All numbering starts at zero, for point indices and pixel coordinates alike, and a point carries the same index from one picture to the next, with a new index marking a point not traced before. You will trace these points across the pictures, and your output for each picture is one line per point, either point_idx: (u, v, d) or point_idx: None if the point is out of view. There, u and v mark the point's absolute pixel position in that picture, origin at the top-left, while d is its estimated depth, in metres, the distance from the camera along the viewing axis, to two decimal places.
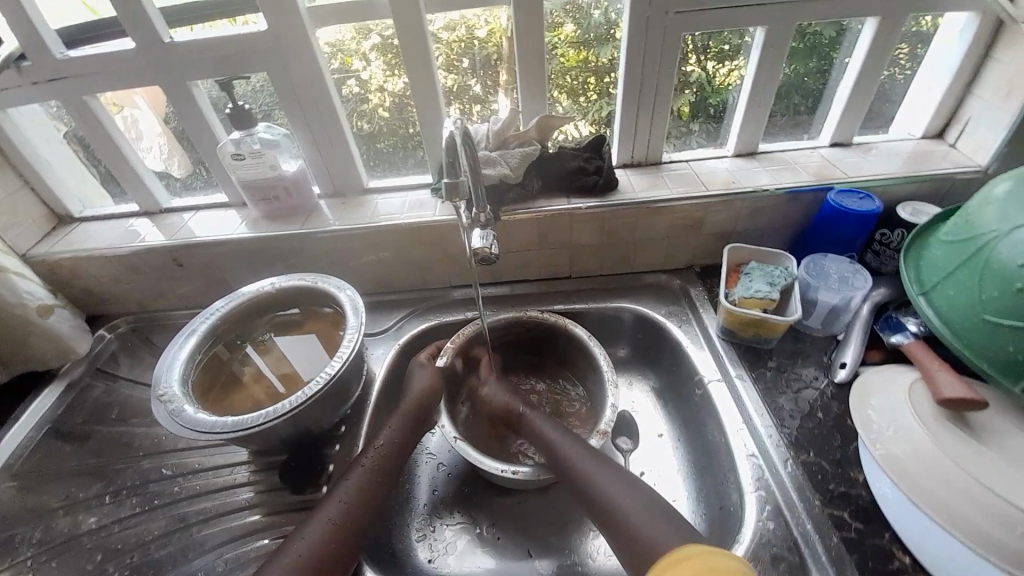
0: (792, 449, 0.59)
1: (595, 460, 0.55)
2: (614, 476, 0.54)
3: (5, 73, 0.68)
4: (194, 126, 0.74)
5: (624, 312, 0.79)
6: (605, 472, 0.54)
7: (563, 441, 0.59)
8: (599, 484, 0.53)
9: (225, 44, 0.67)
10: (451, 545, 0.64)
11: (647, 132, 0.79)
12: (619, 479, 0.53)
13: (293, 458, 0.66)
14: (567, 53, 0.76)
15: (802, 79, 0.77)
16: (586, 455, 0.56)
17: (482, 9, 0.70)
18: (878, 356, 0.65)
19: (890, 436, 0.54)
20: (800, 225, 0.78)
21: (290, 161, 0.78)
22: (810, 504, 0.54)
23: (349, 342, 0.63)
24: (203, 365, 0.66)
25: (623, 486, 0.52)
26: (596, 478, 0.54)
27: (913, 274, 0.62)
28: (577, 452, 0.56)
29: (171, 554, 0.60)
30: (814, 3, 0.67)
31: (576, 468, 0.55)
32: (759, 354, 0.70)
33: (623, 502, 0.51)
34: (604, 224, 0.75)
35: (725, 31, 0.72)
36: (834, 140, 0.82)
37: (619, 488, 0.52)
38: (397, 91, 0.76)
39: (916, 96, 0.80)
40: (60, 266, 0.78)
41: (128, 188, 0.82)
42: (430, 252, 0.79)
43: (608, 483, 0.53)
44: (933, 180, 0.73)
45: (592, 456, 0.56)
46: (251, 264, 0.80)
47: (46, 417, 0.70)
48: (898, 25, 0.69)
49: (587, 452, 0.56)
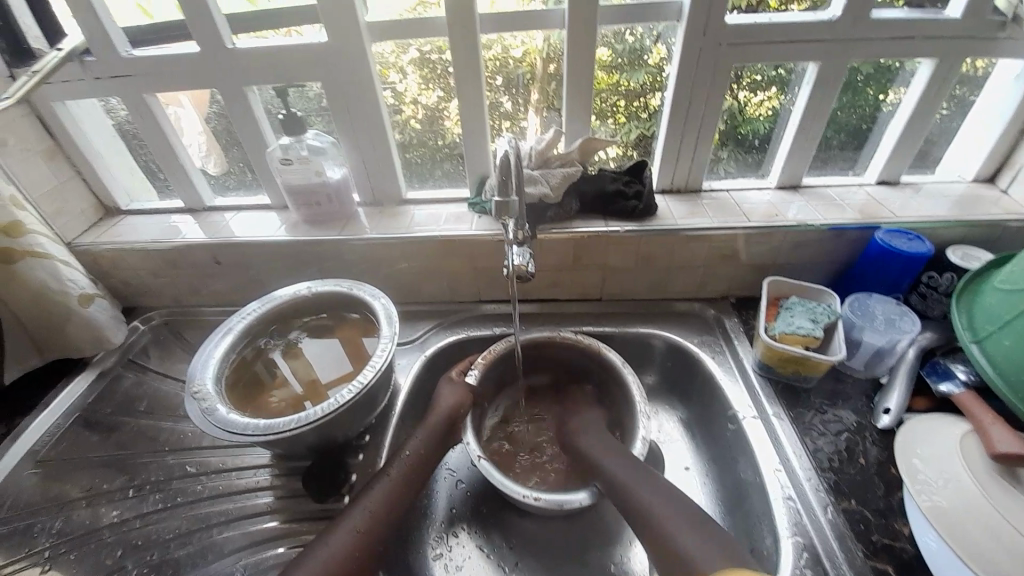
0: (833, 495, 0.56)
1: (639, 473, 0.55)
2: (660, 494, 0.53)
3: (70, 67, 0.71)
4: (247, 130, 0.76)
5: (655, 339, 0.78)
6: (648, 488, 0.53)
7: (605, 458, 0.58)
8: (643, 499, 0.52)
9: (280, 52, 0.69)
10: (466, 566, 0.62)
11: (688, 160, 0.79)
12: (662, 493, 0.53)
13: (315, 464, 0.65)
14: (598, 76, 0.74)
15: (834, 112, 0.75)
16: (628, 468, 0.56)
17: (520, 31, 0.71)
18: (925, 404, 0.62)
19: (939, 488, 0.51)
20: (844, 262, 0.76)
21: (334, 169, 0.79)
22: (853, 557, 0.51)
23: (381, 351, 0.62)
24: (235, 363, 0.67)
25: (668, 498, 0.52)
26: (643, 495, 0.53)
27: (965, 320, 0.60)
28: (621, 469, 0.56)
29: (191, 556, 0.59)
30: (868, 42, 0.67)
31: (621, 484, 0.54)
32: (798, 393, 0.67)
33: (671, 521, 0.50)
34: (641, 249, 0.74)
35: (761, 64, 0.71)
36: (879, 178, 0.80)
37: (663, 499, 0.52)
38: (430, 104, 0.78)
39: (963, 139, 0.79)
40: (102, 258, 0.80)
41: (175, 185, 0.84)
42: (463, 265, 0.79)
43: (658, 499, 0.52)
44: (985, 226, 0.70)
45: (635, 469, 0.56)
46: (285, 267, 0.81)
47: (76, 405, 0.71)
48: (953, 69, 0.69)
49: (636, 472, 0.55)
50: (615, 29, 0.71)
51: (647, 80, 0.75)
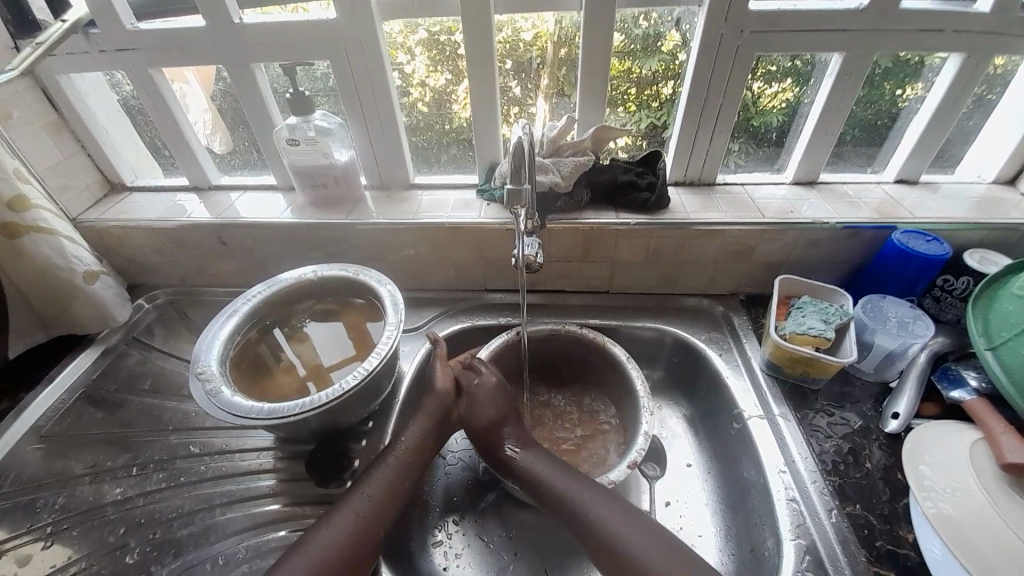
0: (838, 498, 0.56)
1: (610, 503, 0.54)
2: (643, 536, 0.51)
3: (74, 38, 0.69)
4: (252, 107, 0.75)
5: (664, 335, 0.77)
6: (626, 520, 0.52)
7: (564, 479, 0.56)
8: (624, 541, 0.50)
9: (289, 30, 0.68)
10: (466, 555, 0.62)
11: (702, 153, 0.77)
12: (639, 527, 0.52)
13: (320, 449, 0.66)
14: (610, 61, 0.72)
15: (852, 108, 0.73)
16: (605, 504, 0.53)
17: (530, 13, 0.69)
18: (933, 410, 0.61)
19: (946, 496, 0.50)
20: (858, 263, 0.74)
21: (342, 151, 0.77)
22: (856, 561, 0.51)
23: (387, 339, 0.62)
24: (241, 345, 0.66)
25: (643, 530, 0.51)
26: (627, 542, 0.50)
27: (980, 326, 0.59)
28: (591, 498, 0.54)
29: (193, 535, 0.60)
30: (894, 35, 0.65)
31: (594, 518, 0.52)
32: (805, 394, 0.67)
33: (665, 567, 0.48)
34: (652, 243, 0.73)
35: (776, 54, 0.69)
36: (897, 176, 0.78)
37: (645, 538, 0.51)
38: (438, 87, 0.76)
39: (986, 139, 0.76)
40: (107, 234, 0.80)
41: (181, 163, 0.83)
42: (471, 254, 0.78)
43: (642, 534, 0.51)
44: (1006, 229, 0.69)
45: (613, 503, 0.54)
46: (291, 249, 0.80)
47: (80, 382, 0.71)
48: (982, 64, 0.66)
49: (610, 506, 0.53)
50: (632, 13, 0.68)
51: (660, 68, 0.73)
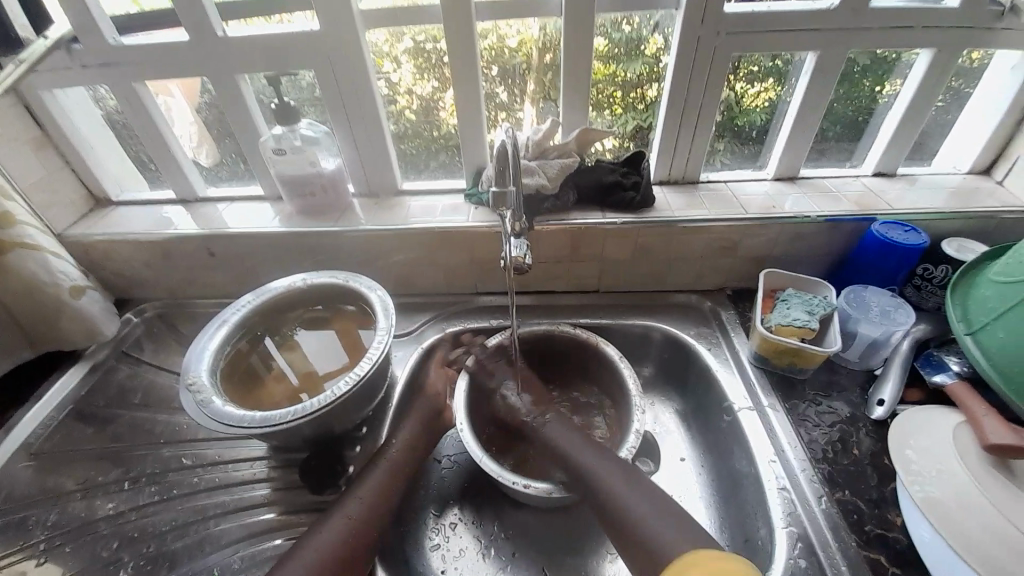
0: (827, 485, 0.57)
1: (624, 475, 0.55)
2: (652, 503, 0.51)
3: (56, 54, 0.69)
4: (239, 119, 0.75)
5: (653, 332, 0.78)
6: (637, 493, 0.53)
7: (584, 455, 0.58)
8: (635, 511, 0.51)
9: (274, 41, 0.68)
10: (464, 557, 0.62)
11: (685, 152, 0.79)
12: (650, 499, 0.52)
13: (314, 456, 0.65)
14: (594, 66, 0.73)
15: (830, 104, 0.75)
16: (621, 477, 0.54)
17: (516, 19, 0.70)
18: (917, 396, 0.63)
19: (932, 479, 0.51)
20: (840, 254, 0.76)
21: (329, 159, 0.78)
22: (846, 546, 0.52)
23: (377, 344, 0.62)
24: (231, 356, 0.66)
25: (651, 504, 0.52)
26: (645, 513, 0.51)
27: (960, 312, 0.60)
28: (610, 471, 0.55)
29: (187, 547, 0.59)
30: (866, 33, 0.66)
31: (614, 491, 0.53)
32: (793, 385, 0.68)
33: (672, 533, 0.48)
34: (638, 241, 0.74)
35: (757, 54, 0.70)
36: (876, 169, 0.80)
37: (652, 508, 0.51)
38: (426, 95, 0.77)
39: (960, 130, 0.78)
40: (94, 248, 0.79)
41: (167, 176, 0.82)
42: (460, 258, 0.78)
43: (653, 505, 0.52)
44: (981, 217, 0.71)
45: (628, 477, 0.55)
46: (281, 258, 0.80)
47: (69, 398, 0.70)
48: (951, 59, 0.68)
49: (627, 478, 0.54)
50: (612, 17, 0.70)
51: (644, 71, 0.74)
